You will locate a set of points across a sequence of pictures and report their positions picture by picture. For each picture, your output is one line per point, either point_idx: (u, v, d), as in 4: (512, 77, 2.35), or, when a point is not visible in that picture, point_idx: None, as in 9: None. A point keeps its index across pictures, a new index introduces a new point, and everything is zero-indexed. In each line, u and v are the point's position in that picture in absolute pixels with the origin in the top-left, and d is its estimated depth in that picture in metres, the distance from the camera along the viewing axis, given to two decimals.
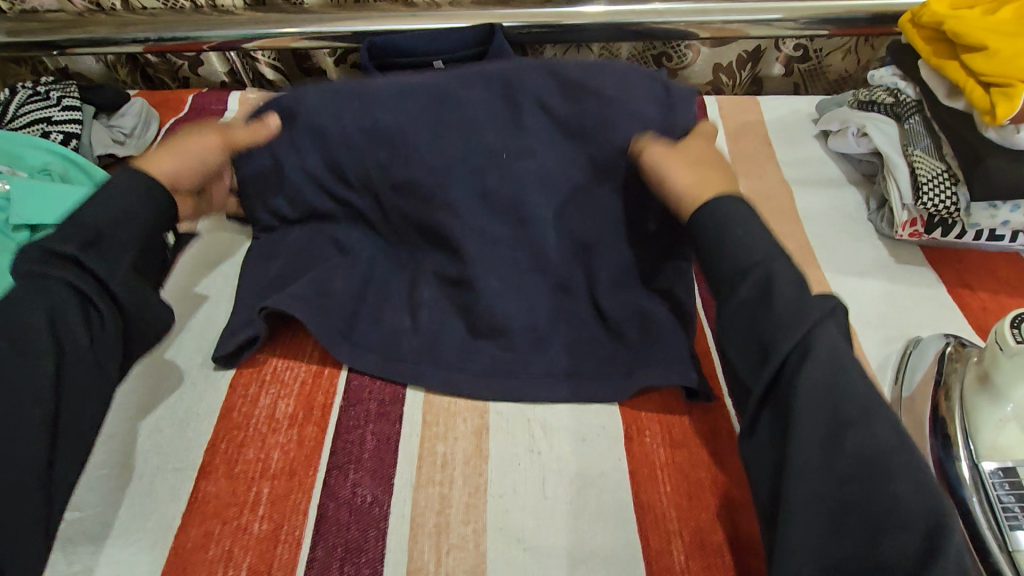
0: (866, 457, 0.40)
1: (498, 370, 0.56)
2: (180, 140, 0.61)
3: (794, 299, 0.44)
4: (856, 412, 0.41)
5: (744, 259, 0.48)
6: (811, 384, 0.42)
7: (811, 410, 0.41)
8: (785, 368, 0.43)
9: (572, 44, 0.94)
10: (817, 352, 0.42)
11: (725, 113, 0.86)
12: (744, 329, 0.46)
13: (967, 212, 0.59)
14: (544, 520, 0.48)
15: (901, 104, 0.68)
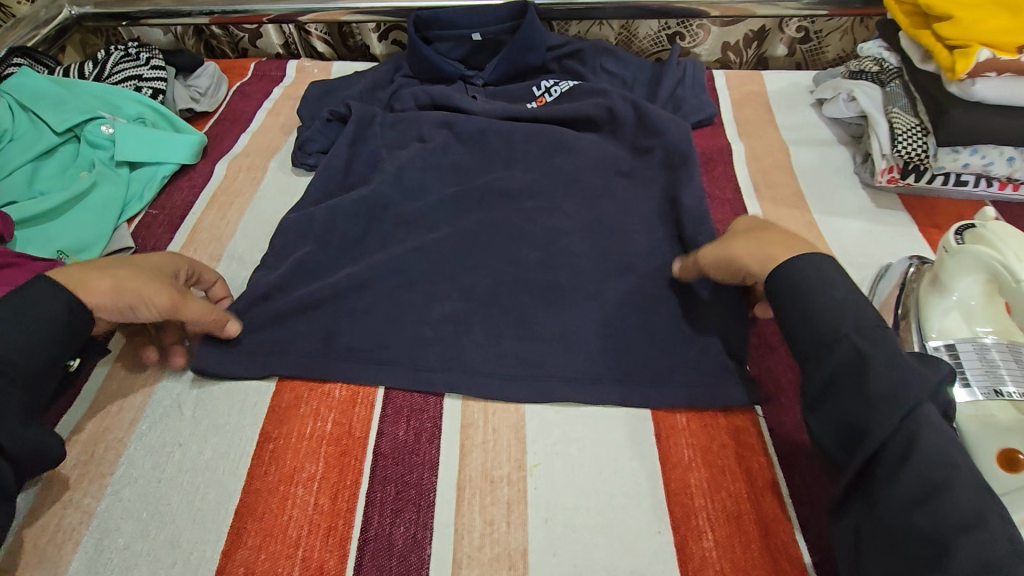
0: (987, 568, 0.34)
1: (533, 282, 0.67)
2: (144, 274, 0.55)
3: (886, 379, 0.41)
4: (968, 511, 0.36)
5: (822, 329, 0.46)
6: (911, 468, 0.38)
7: (909, 510, 0.38)
8: (883, 452, 0.40)
9: (594, 22, 1.05)
10: (918, 443, 0.39)
11: (731, 84, 0.97)
12: (832, 409, 0.43)
13: (934, 156, 0.70)
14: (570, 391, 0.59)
15: (885, 71, 0.79)
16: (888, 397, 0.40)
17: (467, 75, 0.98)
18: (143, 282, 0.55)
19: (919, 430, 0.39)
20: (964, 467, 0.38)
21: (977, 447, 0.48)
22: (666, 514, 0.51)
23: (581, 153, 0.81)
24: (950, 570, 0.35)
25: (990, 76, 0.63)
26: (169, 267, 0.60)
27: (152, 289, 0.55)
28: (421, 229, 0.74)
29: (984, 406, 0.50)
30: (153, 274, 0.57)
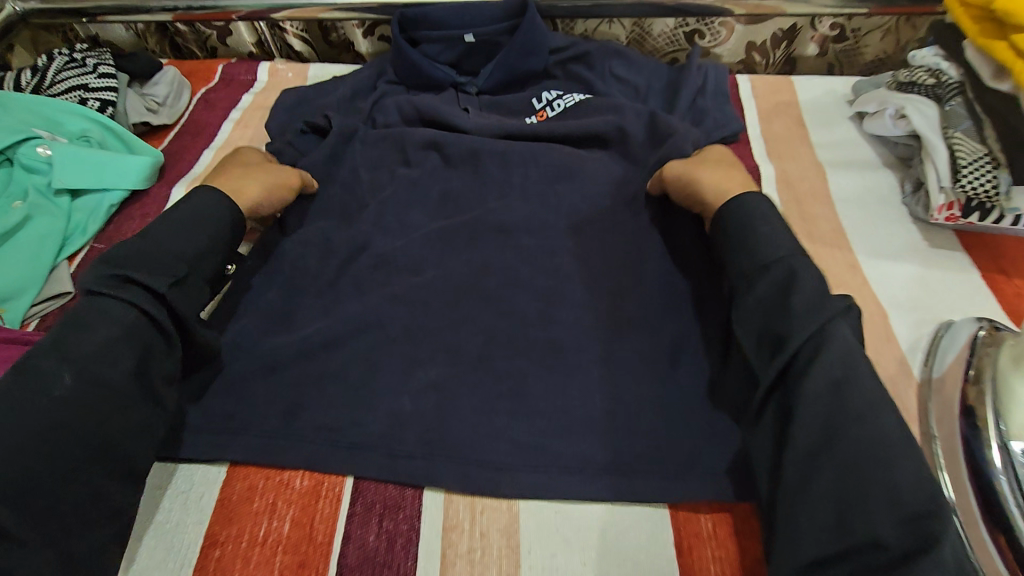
0: (871, 446, 0.40)
1: (531, 343, 0.57)
2: (264, 167, 0.66)
3: (808, 295, 0.46)
4: (861, 403, 0.41)
5: (763, 253, 0.51)
6: (821, 368, 0.43)
7: (813, 408, 0.42)
8: (796, 356, 0.45)
9: (603, 19, 0.93)
10: (829, 345, 0.43)
11: (758, 92, 0.85)
12: (758, 318, 0.48)
13: (1007, 195, 0.59)
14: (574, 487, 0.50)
15: (943, 85, 0.67)
16: (810, 307, 0.45)
17: (459, 82, 0.86)
18: (274, 172, 0.66)
19: (828, 334, 0.44)
20: (866, 369, 0.43)
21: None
22: None
23: (588, 180, 0.70)
24: (837, 453, 0.40)
25: None
26: (260, 154, 0.70)
27: (281, 172, 0.66)
28: (400, 272, 0.64)
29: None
30: (264, 162, 0.67)
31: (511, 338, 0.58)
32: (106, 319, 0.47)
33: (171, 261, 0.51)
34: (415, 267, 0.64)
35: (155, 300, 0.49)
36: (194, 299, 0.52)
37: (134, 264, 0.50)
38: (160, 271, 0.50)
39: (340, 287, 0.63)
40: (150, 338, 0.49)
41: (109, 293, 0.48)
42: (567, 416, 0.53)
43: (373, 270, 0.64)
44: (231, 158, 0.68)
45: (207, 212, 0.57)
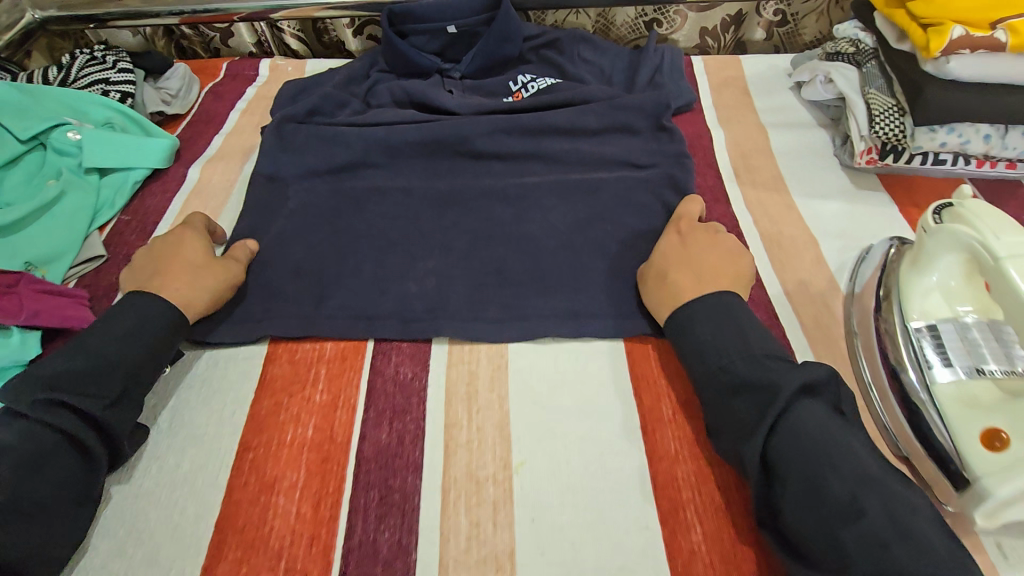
0: (877, 542, 0.39)
1: (515, 281, 0.67)
2: (205, 265, 0.63)
3: (757, 396, 0.48)
4: (845, 497, 0.41)
5: (710, 360, 0.52)
6: (795, 475, 0.44)
7: (801, 508, 0.43)
8: (770, 460, 0.46)
9: (571, 10, 1.03)
10: (792, 442, 0.45)
11: (710, 70, 0.96)
12: (725, 427, 0.50)
13: (911, 136, 0.69)
14: (559, 391, 0.58)
15: (861, 52, 0.79)
16: (758, 415, 0.47)
17: (444, 69, 0.95)
18: (207, 271, 0.62)
19: (790, 441, 0.45)
20: (847, 459, 0.43)
21: (960, 426, 0.48)
22: (653, 507, 0.50)
23: (559, 149, 0.81)
24: (842, 541, 0.40)
25: (965, 54, 0.61)
26: (196, 239, 0.66)
27: (213, 270, 0.63)
28: (397, 230, 0.73)
29: (965, 388, 0.49)
30: (202, 256, 0.64)
31: (497, 277, 0.68)
32: (29, 435, 0.48)
33: (101, 371, 0.52)
34: (410, 224, 0.74)
35: (81, 417, 0.50)
36: (126, 415, 0.53)
37: (65, 382, 0.50)
38: (89, 389, 0.51)
39: (343, 243, 0.72)
40: (71, 454, 0.49)
41: (33, 415, 0.48)
42: (545, 334, 0.62)
43: (370, 229, 0.74)
44: (163, 244, 0.64)
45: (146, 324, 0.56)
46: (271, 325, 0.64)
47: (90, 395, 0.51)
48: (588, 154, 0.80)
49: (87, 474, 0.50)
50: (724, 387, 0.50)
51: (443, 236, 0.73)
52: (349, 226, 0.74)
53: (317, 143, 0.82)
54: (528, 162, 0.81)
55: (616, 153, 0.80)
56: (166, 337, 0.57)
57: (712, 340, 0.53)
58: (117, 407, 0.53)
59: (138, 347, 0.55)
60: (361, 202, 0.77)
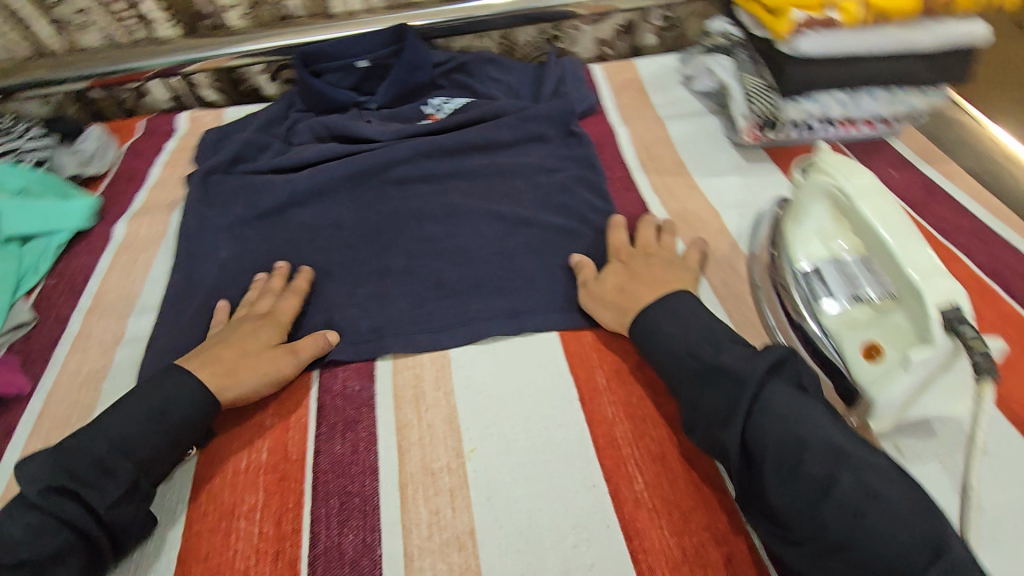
0: (852, 509, 0.41)
1: (448, 285, 0.70)
2: (260, 350, 0.60)
3: (724, 388, 0.50)
4: (821, 472, 0.43)
5: (676, 355, 0.55)
6: (770, 459, 0.45)
7: (781, 489, 0.44)
8: (747, 447, 0.47)
9: (474, 35, 1.10)
10: (766, 425, 0.46)
11: (609, 75, 1.04)
12: (698, 421, 0.51)
13: (780, 109, 0.77)
14: (511, 384, 0.61)
15: (732, 44, 0.88)
16: (728, 402, 0.49)
17: (360, 102, 0.99)
18: (258, 361, 0.59)
19: (761, 421, 0.46)
20: (815, 428, 0.45)
21: (846, 347, 0.54)
22: (596, 466, 0.54)
23: (478, 162, 0.86)
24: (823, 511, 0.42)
25: (807, 34, 0.70)
26: (266, 320, 0.64)
27: (268, 359, 0.60)
28: (331, 258, 0.75)
29: (848, 315, 0.56)
30: (260, 344, 0.61)
31: (431, 284, 0.70)
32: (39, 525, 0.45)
33: (116, 462, 0.49)
34: (344, 250, 0.75)
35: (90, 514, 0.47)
36: (139, 511, 0.50)
37: (80, 468, 0.48)
38: (101, 482, 0.48)
39: (278, 273, 0.74)
40: (79, 550, 0.46)
41: (44, 506, 0.46)
42: (484, 330, 0.65)
43: (306, 258, 0.75)
44: (238, 323, 0.64)
45: (173, 404, 0.54)
46: None
47: (102, 492, 0.48)
48: (506, 161, 0.85)
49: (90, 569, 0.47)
50: (691, 379, 0.52)
51: (377, 254, 0.75)
52: (283, 257, 0.75)
53: (243, 183, 0.83)
54: (451, 175, 0.84)
55: (531, 160, 0.86)
56: (194, 411, 0.54)
57: (671, 336, 0.56)
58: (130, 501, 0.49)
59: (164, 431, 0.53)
60: (292, 232, 0.78)
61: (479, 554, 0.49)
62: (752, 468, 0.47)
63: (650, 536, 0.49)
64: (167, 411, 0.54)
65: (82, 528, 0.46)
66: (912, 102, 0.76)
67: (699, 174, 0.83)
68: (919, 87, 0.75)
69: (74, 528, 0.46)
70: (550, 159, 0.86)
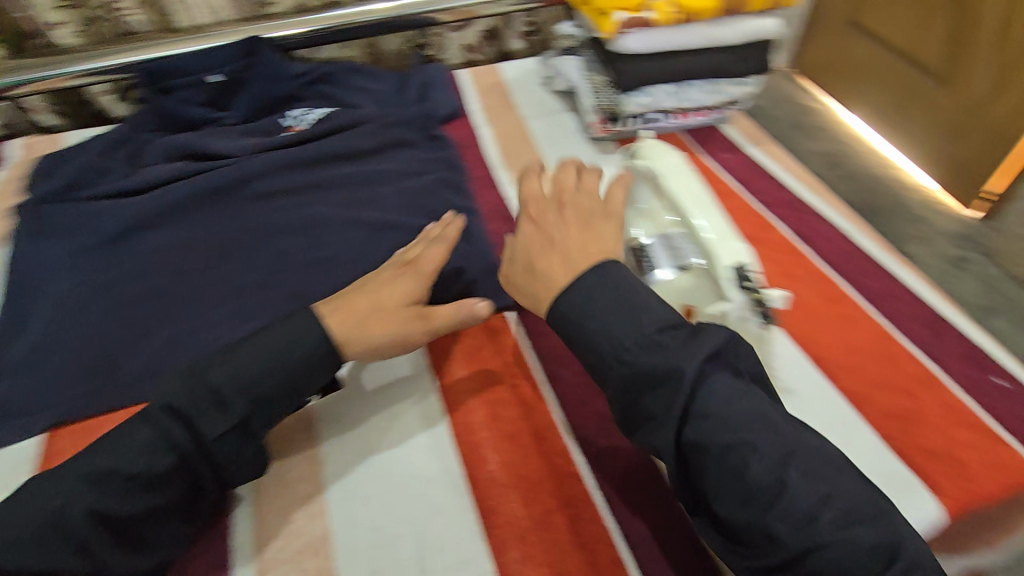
0: (804, 511, 0.40)
1: (310, 296, 0.69)
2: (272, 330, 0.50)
3: (660, 390, 0.45)
4: (770, 475, 0.41)
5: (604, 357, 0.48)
6: (715, 466, 0.42)
7: (727, 494, 0.42)
8: (689, 453, 0.44)
9: (337, 45, 1.10)
10: (707, 427, 0.43)
11: (474, 78, 1.07)
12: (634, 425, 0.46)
13: (619, 104, 0.83)
14: (392, 397, 0.59)
15: (577, 45, 0.94)
16: (667, 409, 0.44)
17: (216, 117, 0.96)
18: (396, 314, 0.56)
19: (710, 424, 0.43)
20: (766, 432, 0.43)
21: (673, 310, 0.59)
22: (452, 452, 0.54)
23: (340, 171, 0.85)
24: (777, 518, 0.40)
25: (630, 34, 0.75)
26: (410, 271, 0.60)
27: (398, 319, 0.56)
28: (181, 282, 0.71)
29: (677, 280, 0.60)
30: (397, 297, 0.57)
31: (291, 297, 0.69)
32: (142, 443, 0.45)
33: (265, 378, 0.49)
34: (196, 272, 0.72)
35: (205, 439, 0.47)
36: (237, 447, 0.48)
37: (197, 397, 0.47)
38: (197, 417, 0.47)
39: (124, 301, 0.69)
40: (181, 473, 0.46)
41: (159, 426, 0.46)
42: None
43: (152, 283, 0.71)
44: (354, 286, 0.59)
45: (261, 375, 0.49)
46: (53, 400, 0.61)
47: (188, 428, 0.46)
48: (369, 168, 0.86)
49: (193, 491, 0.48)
50: (628, 380, 0.46)
51: (233, 272, 0.72)
52: (129, 283, 0.71)
53: (82, 211, 0.78)
54: (313, 186, 0.83)
55: (396, 165, 0.87)
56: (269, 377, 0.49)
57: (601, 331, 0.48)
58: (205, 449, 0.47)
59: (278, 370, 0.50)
60: (139, 257, 0.74)
61: (333, 555, 0.49)
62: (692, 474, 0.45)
63: (501, 511, 0.50)
64: (257, 366, 0.49)
65: (183, 451, 0.46)
66: (730, 92, 0.84)
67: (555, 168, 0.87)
68: (733, 78, 0.84)
69: (185, 450, 0.46)
70: (415, 164, 0.87)
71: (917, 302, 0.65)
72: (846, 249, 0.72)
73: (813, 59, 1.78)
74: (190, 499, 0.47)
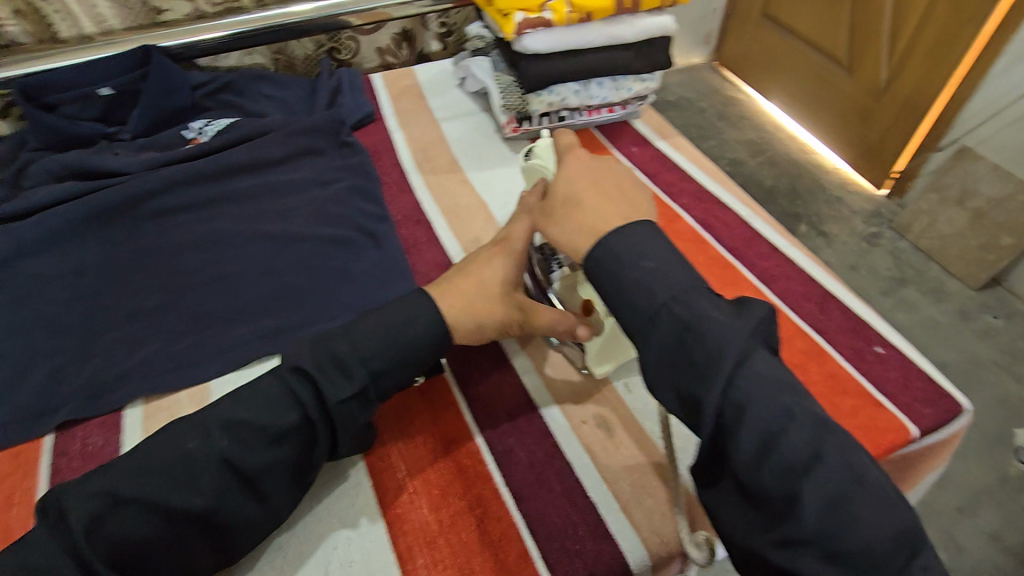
0: (833, 499, 0.37)
1: (215, 315, 0.67)
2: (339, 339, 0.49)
3: (702, 346, 0.41)
4: (806, 457, 0.38)
5: (642, 306, 0.45)
6: (748, 433, 0.39)
7: (760, 470, 0.38)
8: (721, 424, 0.40)
9: (242, 52, 1.05)
10: (752, 391, 0.40)
11: (389, 82, 1.06)
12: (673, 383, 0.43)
13: (527, 103, 0.84)
14: None
15: (487, 45, 0.94)
16: (711, 362, 0.41)
17: (109, 133, 0.90)
18: (499, 297, 0.55)
19: (748, 392, 0.40)
20: (797, 406, 0.40)
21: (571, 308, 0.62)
22: (359, 462, 0.54)
23: (246, 184, 0.82)
24: (807, 504, 0.36)
25: (530, 33, 0.76)
26: (506, 251, 0.57)
27: (500, 303, 0.56)
28: (70, 309, 0.67)
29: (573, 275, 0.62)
30: (498, 279, 0.56)
31: (195, 318, 0.67)
32: (257, 404, 0.46)
33: (355, 364, 0.48)
34: (88, 298, 0.68)
35: (321, 405, 0.47)
36: (362, 411, 0.49)
37: (417, 340, 0.51)
38: (312, 386, 0.47)
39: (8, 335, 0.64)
40: (303, 434, 0.47)
41: (296, 387, 0.47)
42: (247, 356, 0.64)
43: (40, 313, 0.66)
44: (460, 266, 0.58)
45: (380, 349, 0.49)
46: None
47: (306, 398, 0.47)
48: (278, 179, 0.83)
49: (313, 455, 0.48)
50: (675, 335, 0.43)
51: (131, 295, 0.69)
52: (17, 316, 0.66)
53: None
54: (218, 201, 0.80)
55: (307, 174, 0.85)
56: (410, 354, 0.51)
57: (645, 279, 0.45)
58: (350, 406, 0.48)
59: (418, 341, 0.51)
60: (24, 286, 0.69)
61: None
62: (721, 450, 0.41)
63: (410, 516, 0.50)
64: (410, 332, 0.51)
65: (366, 394, 0.49)
66: (634, 86, 0.85)
67: (468, 169, 0.87)
68: (636, 75, 0.85)
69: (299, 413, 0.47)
70: (328, 171, 0.85)
71: (806, 282, 0.69)
72: (746, 234, 0.75)
73: (734, 54, 1.85)
74: (311, 454, 0.48)
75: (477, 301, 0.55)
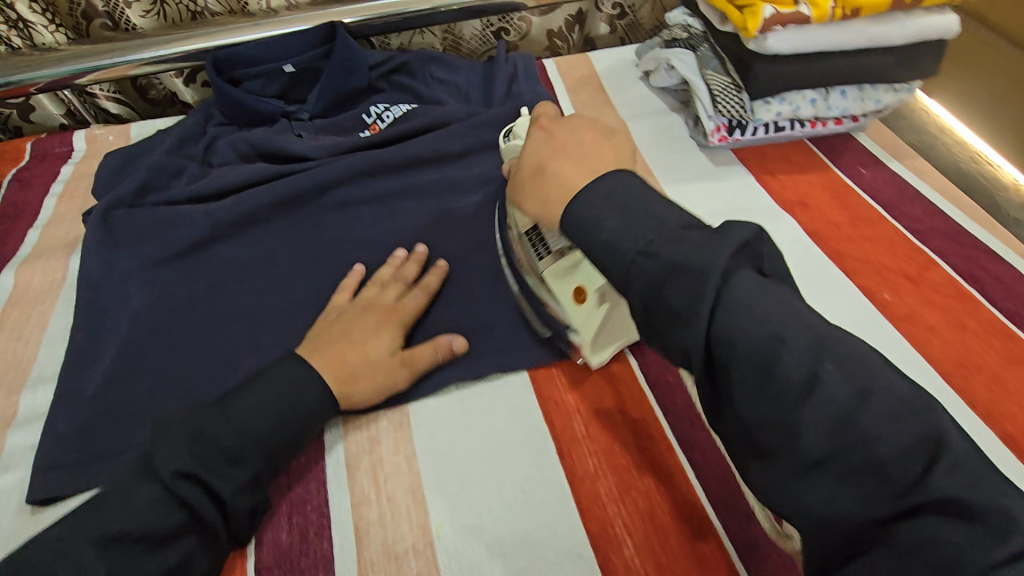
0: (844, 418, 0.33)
1: None
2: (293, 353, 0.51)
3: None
4: (802, 376, 0.34)
5: (623, 248, 0.40)
6: (738, 364, 0.35)
7: (757, 396, 0.35)
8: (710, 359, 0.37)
9: (415, 30, 1.00)
10: (732, 313, 0.36)
11: (563, 71, 0.97)
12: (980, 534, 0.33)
13: (751, 110, 0.72)
14: (503, 457, 0.53)
15: (694, 37, 0.81)
16: (693, 298, 0.36)
17: (289, 111, 0.88)
18: (381, 360, 0.54)
19: (737, 318, 0.36)
20: (797, 321, 0.36)
21: (564, 294, 0.57)
22: (583, 530, 0.48)
23: (427, 178, 0.77)
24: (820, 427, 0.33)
25: (779, 31, 0.64)
26: (392, 318, 0.58)
27: (381, 365, 0.54)
28: (264, 305, 0.65)
29: (563, 259, 0.57)
30: (383, 343, 0.55)
31: None
32: (128, 510, 0.41)
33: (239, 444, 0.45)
34: (283, 293, 0.66)
35: (210, 497, 0.44)
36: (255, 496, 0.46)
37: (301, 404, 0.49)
38: (198, 477, 0.43)
39: (208, 325, 0.63)
40: (194, 534, 0.43)
41: (174, 485, 0.43)
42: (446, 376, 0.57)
43: (239, 304, 0.65)
44: (342, 327, 0.56)
45: (267, 427, 0.47)
46: (135, 437, 0.56)
47: (184, 494, 0.43)
48: (458, 174, 0.77)
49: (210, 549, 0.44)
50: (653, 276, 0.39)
51: (322, 295, 0.66)
52: (214, 305, 0.65)
53: (158, 217, 0.72)
54: (400, 196, 0.75)
55: (488, 172, 0.78)
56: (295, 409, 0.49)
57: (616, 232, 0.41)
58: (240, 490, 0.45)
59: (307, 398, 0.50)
60: (220, 273, 0.68)
61: None
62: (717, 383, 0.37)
63: None
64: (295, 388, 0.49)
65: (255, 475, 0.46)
66: (882, 98, 0.73)
67: (670, 181, 0.76)
68: (889, 85, 0.72)
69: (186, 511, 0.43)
70: None
71: None
72: None
73: None
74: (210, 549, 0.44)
75: (354, 362, 0.53)
